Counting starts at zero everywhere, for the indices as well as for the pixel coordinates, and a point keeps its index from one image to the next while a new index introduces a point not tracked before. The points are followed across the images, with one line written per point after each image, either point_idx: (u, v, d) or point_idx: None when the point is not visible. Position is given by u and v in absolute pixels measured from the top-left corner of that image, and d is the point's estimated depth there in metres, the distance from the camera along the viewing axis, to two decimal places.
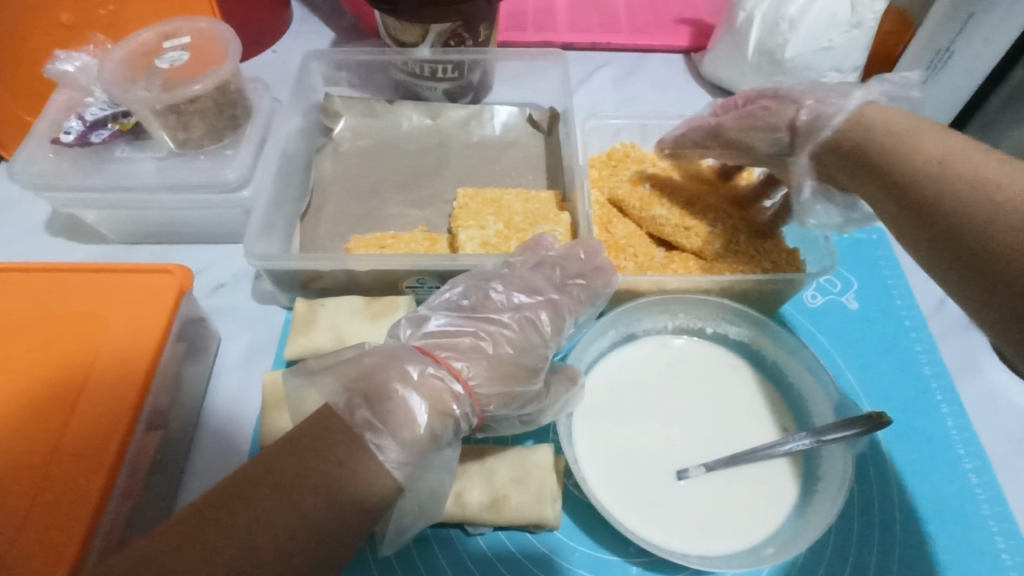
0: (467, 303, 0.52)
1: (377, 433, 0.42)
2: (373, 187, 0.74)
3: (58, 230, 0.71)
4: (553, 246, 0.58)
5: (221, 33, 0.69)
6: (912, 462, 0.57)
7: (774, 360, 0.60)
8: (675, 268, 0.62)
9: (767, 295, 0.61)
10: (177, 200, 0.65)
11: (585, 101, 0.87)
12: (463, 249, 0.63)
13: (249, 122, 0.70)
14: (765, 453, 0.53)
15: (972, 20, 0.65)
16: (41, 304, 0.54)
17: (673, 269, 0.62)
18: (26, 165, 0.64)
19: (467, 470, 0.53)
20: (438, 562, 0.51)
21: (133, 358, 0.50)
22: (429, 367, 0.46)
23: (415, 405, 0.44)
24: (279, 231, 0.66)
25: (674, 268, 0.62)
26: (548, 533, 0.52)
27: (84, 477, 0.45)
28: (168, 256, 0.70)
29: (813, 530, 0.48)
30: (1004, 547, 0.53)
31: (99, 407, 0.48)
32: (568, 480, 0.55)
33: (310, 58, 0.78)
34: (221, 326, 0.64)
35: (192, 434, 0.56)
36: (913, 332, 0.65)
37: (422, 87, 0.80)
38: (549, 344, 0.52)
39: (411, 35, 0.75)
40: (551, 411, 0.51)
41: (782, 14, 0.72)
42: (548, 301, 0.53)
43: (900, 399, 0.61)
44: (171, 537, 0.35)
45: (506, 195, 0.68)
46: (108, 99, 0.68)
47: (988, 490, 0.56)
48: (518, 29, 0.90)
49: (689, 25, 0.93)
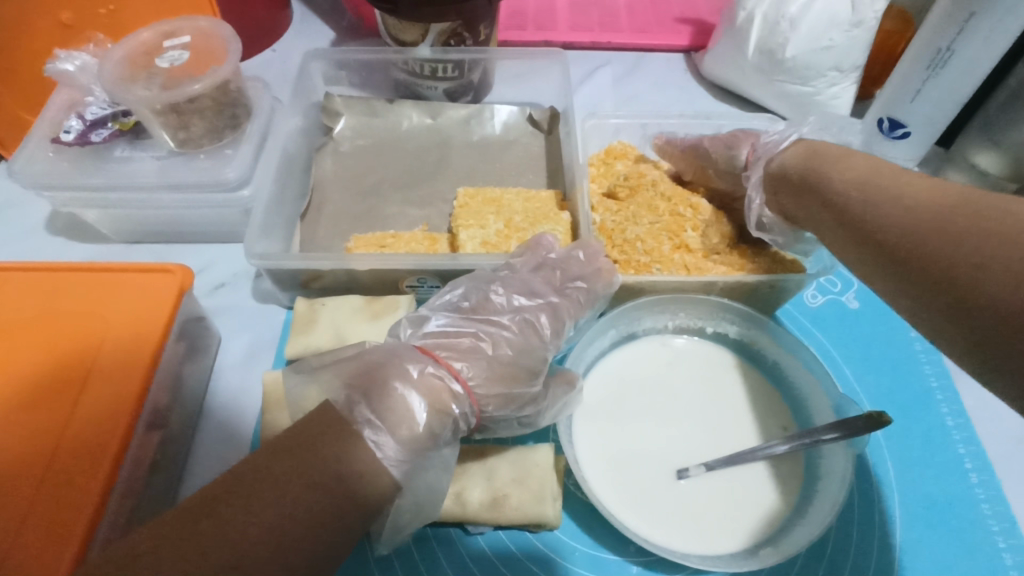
0: (467, 304, 0.52)
1: (375, 429, 0.42)
2: (373, 187, 0.74)
3: (58, 229, 0.71)
4: (554, 246, 0.58)
5: (221, 33, 0.69)
6: (911, 462, 0.57)
7: (774, 359, 0.60)
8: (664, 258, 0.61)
9: (768, 294, 0.61)
10: (176, 200, 0.65)
11: (585, 100, 0.86)
12: (463, 248, 0.62)
13: (250, 122, 0.70)
14: (763, 453, 0.53)
15: (973, 21, 0.65)
16: (42, 303, 0.54)
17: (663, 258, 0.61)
18: (26, 164, 0.64)
19: (467, 469, 0.53)
20: (438, 561, 0.51)
21: (133, 357, 0.50)
22: (429, 366, 0.46)
23: (414, 404, 0.44)
24: (279, 230, 0.66)
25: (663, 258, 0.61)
26: (548, 532, 0.52)
27: (85, 476, 0.45)
28: (169, 255, 0.70)
29: (813, 529, 0.48)
30: (1004, 547, 0.53)
31: (99, 407, 0.48)
32: (569, 479, 0.55)
33: (309, 57, 0.78)
34: (221, 326, 0.64)
35: (192, 433, 0.56)
36: (914, 332, 0.65)
37: (422, 87, 0.80)
38: (548, 346, 0.52)
39: (411, 35, 0.75)
40: (551, 412, 0.50)
41: (782, 13, 0.72)
42: (548, 304, 0.53)
43: (900, 398, 0.61)
44: (169, 529, 0.35)
45: (506, 195, 0.68)
46: (108, 98, 0.68)
47: (988, 489, 0.56)
48: (518, 29, 0.90)
49: (689, 25, 0.93)
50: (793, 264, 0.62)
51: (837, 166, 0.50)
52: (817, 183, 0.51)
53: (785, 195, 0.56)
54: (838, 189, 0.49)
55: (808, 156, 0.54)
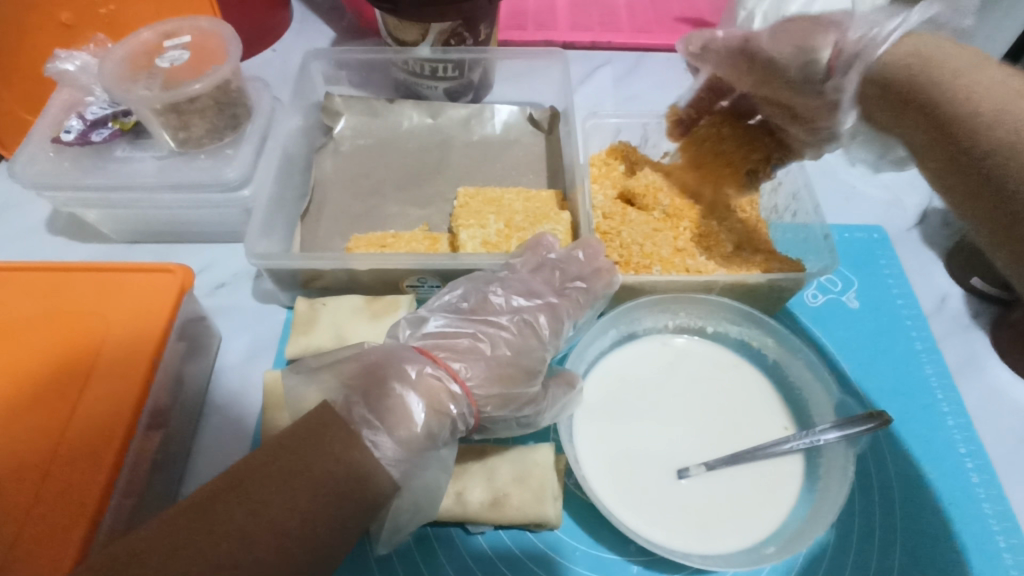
0: (466, 305, 0.52)
1: (374, 430, 0.43)
2: (373, 187, 0.74)
3: (58, 229, 0.71)
4: (554, 246, 0.58)
5: (222, 33, 0.69)
6: (912, 462, 0.57)
7: (774, 359, 0.60)
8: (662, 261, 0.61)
9: (767, 294, 0.61)
10: (177, 199, 0.65)
11: (585, 100, 0.86)
12: (463, 248, 0.62)
13: (250, 121, 0.70)
14: (767, 452, 0.53)
15: (971, 21, 0.65)
16: (42, 303, 0.54)
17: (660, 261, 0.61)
18: (26, 164, 0.64)
19: (467, 469, 0.53)
20: (438, 561, 0.51)
21: (134, 356, 0.50)
22: (427, 367, 0.46)
23: (412, 405, 0.44)
24: (279, 230, 0.66)
25: (660, 261, 0.61)
26: (548, 532, 0.52)
27: (85, 476, 0.45)
28: (169, 255, 0.70)
29: (813, 528, 0.48)
30: (1004, 546, 0.53)
31: (99, 407, 0.48)
32: (569, 479, 0.55)
33: (309, 57, 0.78)
34: (221, 326, 0.64)
35: (192, 433, 0.56)
36: (914, 331, 0.65)
37: (422, 86, 0.80)
38: (546, 347, 0.52)
39: (412, 35, 0.75)
40: (549, 413, 0.50)
41: (782, 13, 0.72)
42: (547, 304, 0.53)
43: (900, 397, 0.61)
44: (168, 528, 0.35)
45: (506, 195, 0.68)
46: (108, 98, 0.68)
47: (989, 489, 0.56)
48: (518, 28, 0.90)
49: (689, 25, 0.93)
50: (794, 262, 0.61)
51: (982, 85, 0.38)
52: (950, 108, 0.39)
53: (897, 115, 0.43)
54: (980, 123, 0.37)
55: (922, 67, 0.41)
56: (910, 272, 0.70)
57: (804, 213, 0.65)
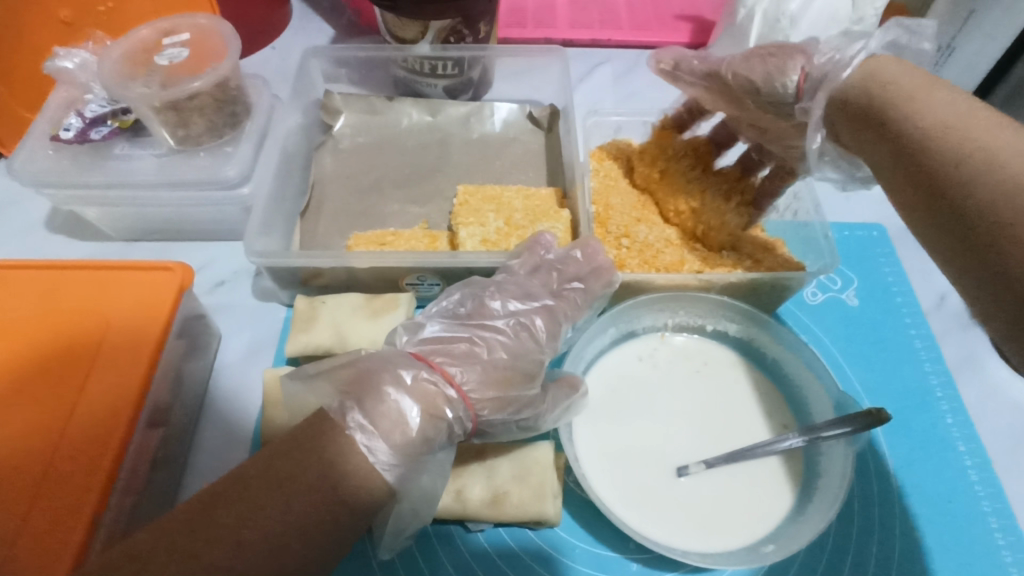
0: (464, 311, 0.52)
1: (368, 435, 0.42)
2: (373, 184, 0.74)
3: (58, 227, 0.71)
4: (552, 245, 0.58)
5: (221, 29, 0.69)
6: (911, 459, 0.57)
7: (773, 357, 0.60)
8: (690, 266, 0.61)
9: (769, 292, 0.62)
10: (175, 196, 0.65)
11: (584, 98, 0.86)
12: (463, 245, 0.62)
13: (249, 119, 0.70)
14: (766, 449, 0.53)
15: (974, 17, 0.65)
16: (40, 302, 0.54)
17: (688, 267, 0.61)
18: (26, 161, 0.64)
19: (467, 469, 0.53)
20: (439, 559, 0.51)
21: (132, 356, 0.50)
22: (423, 371, 0.46)
23: (407, 409, 0.43)
24: (279, 228, 0.66)
25: (688, 267, 0.61)
26: (548, 529, 0.53)
27: (84, 476, 0.45)
28: (168, 254, 0.69)
29: (811, 527, 0.48)
30: (1003, 543, 0.53)
31: (97, 407, 0.48)
32: (569, 475, 0.56)
33: (309, 54, 0.78)
34: (221, 324, 0.64)
35: (192, 430, 0.57)
36: (913, 329, 0.66)
37: (421, 83, 0.79)
38: (544, 349, 0.52)
39: (411, 32, 0.75)
40: (550, 416, 0.50)
41: (782, 10, 0.72)
42: (543, 306, 0.54)
43: (900, 395, 0.61)
44: (166, 530, 0.36)
45: (506, 192, 0.68)
46: (107, 95, 0.68)
47: (988, 486, 0.56)
48: (518, 25, 0.90)
49: (689, 22, 0.92)
50: (794, 261, 0.62)
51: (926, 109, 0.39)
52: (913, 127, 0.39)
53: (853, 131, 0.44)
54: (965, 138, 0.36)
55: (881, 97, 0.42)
56: (909, 270, 0.71)
57: (805, 212, 0.66)
